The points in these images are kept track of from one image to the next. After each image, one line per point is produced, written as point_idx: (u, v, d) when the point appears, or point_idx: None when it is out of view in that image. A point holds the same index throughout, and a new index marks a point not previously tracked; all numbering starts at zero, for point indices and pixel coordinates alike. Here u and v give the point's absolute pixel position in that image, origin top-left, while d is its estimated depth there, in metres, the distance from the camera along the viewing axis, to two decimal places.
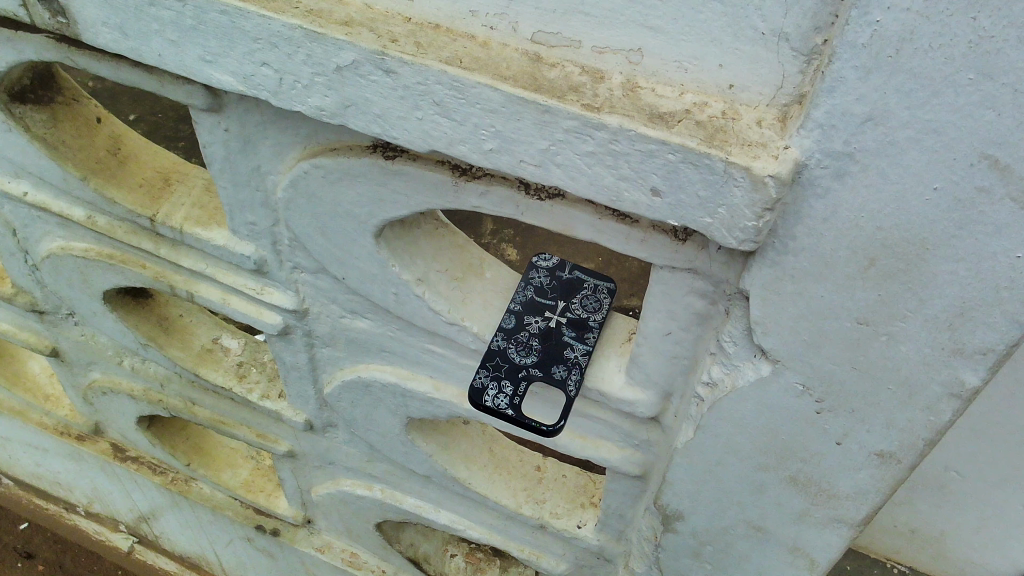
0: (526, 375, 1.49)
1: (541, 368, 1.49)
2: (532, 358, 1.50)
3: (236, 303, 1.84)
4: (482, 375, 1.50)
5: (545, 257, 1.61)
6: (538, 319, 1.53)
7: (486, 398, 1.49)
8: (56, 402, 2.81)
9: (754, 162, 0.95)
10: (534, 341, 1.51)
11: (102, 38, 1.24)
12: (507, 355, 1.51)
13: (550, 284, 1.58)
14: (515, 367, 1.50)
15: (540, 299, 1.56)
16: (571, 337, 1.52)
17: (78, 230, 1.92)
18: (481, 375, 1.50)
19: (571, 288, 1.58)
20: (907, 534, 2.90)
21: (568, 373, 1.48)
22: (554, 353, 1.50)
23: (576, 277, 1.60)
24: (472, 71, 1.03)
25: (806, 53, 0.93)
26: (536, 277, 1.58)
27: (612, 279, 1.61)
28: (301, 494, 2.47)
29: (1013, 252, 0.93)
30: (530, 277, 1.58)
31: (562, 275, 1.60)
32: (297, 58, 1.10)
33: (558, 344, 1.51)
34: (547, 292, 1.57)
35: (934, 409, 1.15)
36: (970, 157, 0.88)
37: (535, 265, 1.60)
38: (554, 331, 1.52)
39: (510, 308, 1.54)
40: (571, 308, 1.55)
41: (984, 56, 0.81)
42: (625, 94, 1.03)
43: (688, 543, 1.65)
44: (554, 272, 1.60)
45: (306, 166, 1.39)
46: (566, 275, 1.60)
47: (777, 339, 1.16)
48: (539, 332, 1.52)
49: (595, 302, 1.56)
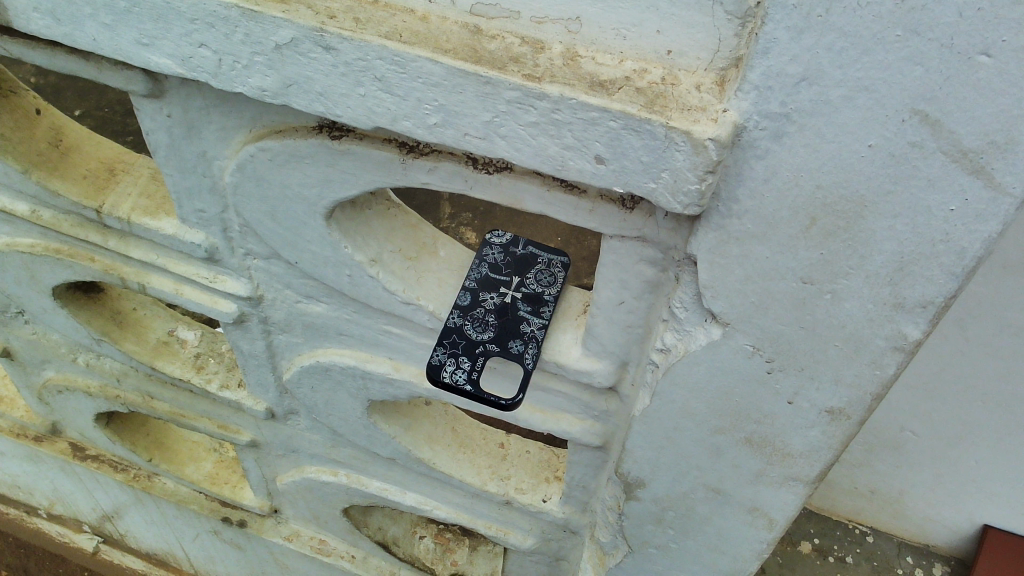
0: (483, 351, 1.49)
1: (497, 344, 1.50)
2: (488, 334, 1.50)
3: (189, 292, 1.82)
4: (440, 352, 1.50)
5: (499, 233, 1.61)
6: (493, 295, 1.54)
7: (444, 374, 1.49)
8: (10, 403, 2.74)
9: (694, 126, 0.96)
10: (490, 317, 1.52)
11: (33, 24, 1.22)
12: (463, 331, 1.51)
13: (504, 260, 1.58)
14: (472, 344, 1.50)
15: (495, 276, 1.56)
16: (527, 311, 1.53)
17: (23, 225, 1.88)
18: (438, 352, 1.51)
19: (525, 263, 1.58)
20: (867, 494, 2.97)
21: (524, 347, 1.49)
22: (511, 328, 1.51)
23: (530, 252, 1.60)
24: (412, 45, 1.03)
25: (740, 16, 0.94)
26: (490, 254, 1.58)
27: (566, 253, 1.61)
28: (267, 483, 2.46)
29: (946, 205, 0.96)
30: (484, 254, 1.58)
31: (516, 250, 1.60)
32: (235, 38, 1.09)
33: (514, 319, 1.52)
34: (501, 268, 1.57)
35: (879, 364, 1.18)
36: (901, 114, 0.90)
37: (488, 242, 1.60)
38: (510, 306, 1.53)
39: (465, 285, 1.54)
40: (526, 282, 1.56)
41: (910, 12, 0.82)
42: (565, 63, 1.03)
43: (650, 509, 1.68)
44: (509, 248, 1.60)
45: (252, 150, 1.37)
46: (520, 250, 1.60)
47: (725, 302, 1.18)
48: (494, 308, 1.52)
49: (549, 276, 1.57)
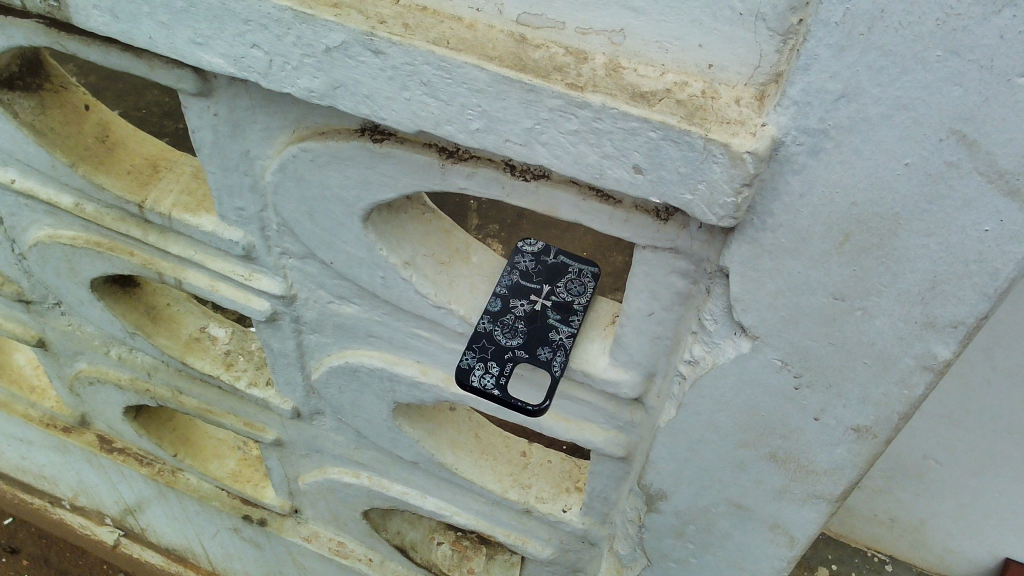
0: (512, 357, 1.50)
1: (526, 350, 1.51)
2: (518, 340, 1.52)
3: (224, 289, 1.85)
4: (469, 356, 1.51)
5: (531, 243, 1.64)
6: (524, 302, 1.56)
7: (473, 378, 1.50)
8: (41, 394, 2.80)
9: (733, 138, 0.98)
10: (520, 323, 1.53)
11: (93, 21, 1.26)
12: (493, 337, 1.52)
13: (535, 269, 1.61)
14: (501, 349, 1.51)
15: (526, 283, 1.59)
16: (556, 319, 1.55)
17: (66, 218, 1.93)
18: (468, 357, 1.51)
19: (556, 273, 1.61)
20: (887, 523, 2.95)
21: (553, 355, 1.50)
22: (540, 335, 1.53)
23: (561, 261, 1.63)
24: (459, 52, 1.06)
25: (782, 32, 0.96)
26: (522, 262, 1.61)
27: (596, 264, 1.65)
28: (289, 483, 2.48)
29: (981, 225, 0.97)
30: (516, 262, 1.61)
31: (547, 259, 1.63)
32: (288, 40, 1.12)
33: (543, 326, 1.54)
34: (532, 276, 1.60)
35: (907, 383, 1.19)
36: (939, 133, 0.91)
37: (520, 251, 1.63)
38: (540, 313, 1.55)
39: (496, 292, 1.57)
40: (557, 291, 1.58)
41: (952, 33, 0.84)
42: (608, 74, 1.06)
43: (671, 522, 1.68)
44: (540, 257, 1.63)
45: (295, 150, 1.41)
46: (551, 260, 1.63)
47: (755, 316, 1.19)
48: (524, 315, 1.54)
49: (580, 286, 1.60)
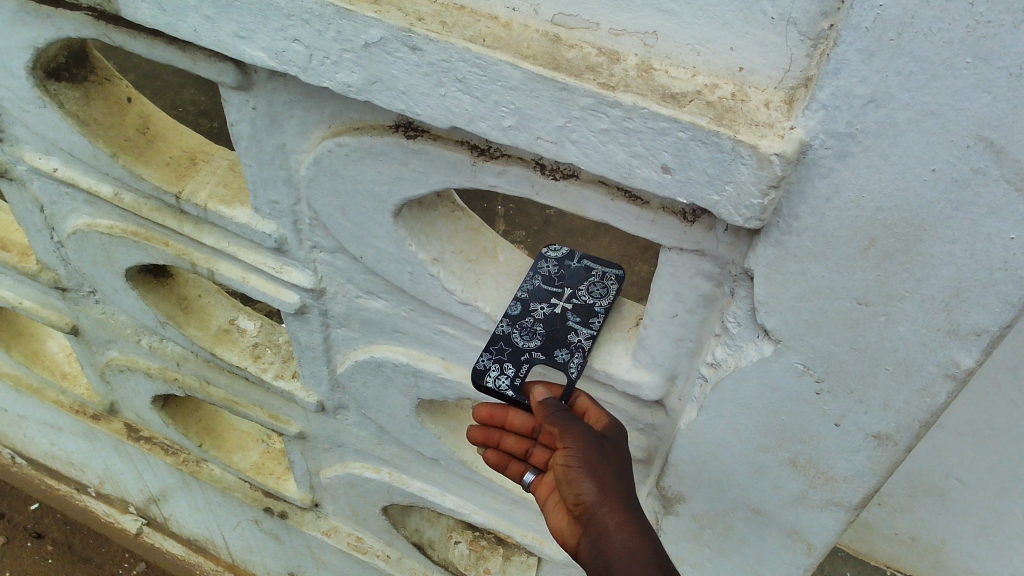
0: (528, 359, 1.52)
1: (544, 352, 1.52)
2: (535, 342, 1.53)
3: (255, 281, 1.89)
4: (485, 357, 1.53)
5: (555, 247, 1.65)
6: (543, 306, 1.56)
7: (488, 378, 1.52)
8: (73, 380, 2.86)
9: (761, 141, 1.00)
10: (538, 326, 1.54)
11: (141, 13, 1.30)
12: (510, 338, 1.54)
13: (558, 273, 1.60)
14: (518, 350, 1.53)
15: (547, 287, 1.59)
16: (576, 322, 1.55)
17: (105, 207, 1.97)
18: (484, 358, 1.53)
19: (579, 277, 1.60)
20: (908, 542, 2.92)
21: (570, 356, 1.50)
22: (558, 337, 1.53)
23: (584, 265, 1.63)
24: (494, 50, 1.08)
25: (813, 37, 0.97)
26: (544, 267, 1.61)
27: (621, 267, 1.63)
28: (310, 477, 2.51)
29: (1007, 233, 0.97)
30: (538, 267, 1.61)
31: (570, 263, 1.63)
32: (328, 35, 1.16)
33: (562, 329, 1.54)
34: (554, 280, 1.60)
35: (929, 391, 1.19)
36: (967, 140, 0.92)
37: (544, 257, 1.63)
38: (559, 316, 1.55)
39: (516, 295, 1.57)
40: (579, 295, 1.58)
41: (981, 40, 0.85)
42: (639, 75, 1.08)
43: (689, 526, 1.69)
44: (563, 261, 1.63)
45: (330, 145, 1.44)
46: (575, 264, 1.63)
47: (779, 319, 1.21)
48: (543, 318, 1.55)
49: (603, 289, 1.59)
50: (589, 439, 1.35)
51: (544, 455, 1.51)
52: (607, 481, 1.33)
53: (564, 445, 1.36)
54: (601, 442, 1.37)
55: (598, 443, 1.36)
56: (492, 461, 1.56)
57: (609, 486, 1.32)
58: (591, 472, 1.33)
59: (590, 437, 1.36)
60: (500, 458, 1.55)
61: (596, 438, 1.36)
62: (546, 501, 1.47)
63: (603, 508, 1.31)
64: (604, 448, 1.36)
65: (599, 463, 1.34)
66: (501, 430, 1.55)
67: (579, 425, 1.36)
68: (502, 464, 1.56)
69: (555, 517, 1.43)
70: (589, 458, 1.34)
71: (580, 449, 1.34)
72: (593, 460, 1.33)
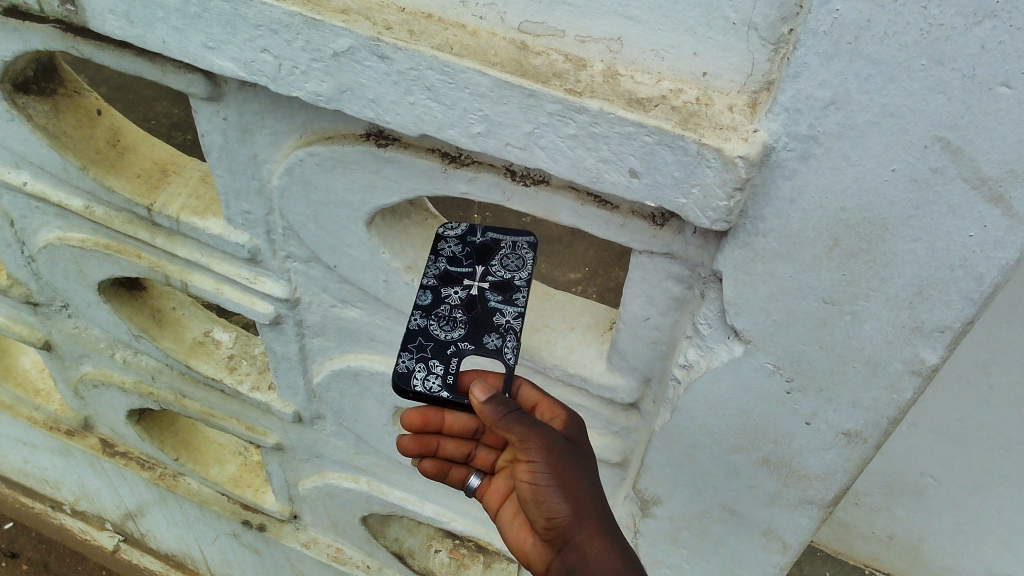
0: (456, 351, 1.39)
1: (471, 340, 1.39)
2: (459, 332, 1.40)
3: (229, 292, 1.89)
4: (407, 359, 1.39)
5: (453, 225, 1.50)
6: (458, 290, 1.44)
7: (415, 382, 1.37)
8: (46, 397, 2.83)
9: (725, 143, 1.01)
10: (458, 313, 1.42)
11: (109, 25, 1.30)
12: (430, 333, 1.41)
13: (462, 251, 1.47)
14: (442, 344, 1.39)
15: (456, 269, 1.46)
16: (498, 301, 1.42)
17: (75, 220, 1.96)
18: (405, 359, 1.39)
19: (487, 251, 1.47)
20: (885, 540, 2.95)
21: (502, 340, 1.38)
22: (483, 322, 1.40)
23: (491, 238, 1.49)
24: (462, 57, 1.09)
25: (774, 42, 0.99)
26: (446, 247, 1.48)
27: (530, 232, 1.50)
28: (288, 488, 2.50)
29: (966, 231, 0.99)
30: (439, 249, 1.48)
31: (474, 239, 1.49)
32: (297, 45, 1.16)
33: (485, 311, 1.41)
34: (461, 259, 1.46)
35: (896, 388, 1.21)
36: (925, 140, 0.94)
37: (443, 235, 1.50)
38: (478, 298, 1.42)
39: (425, 284, 1.45)
40: (492, 270, 1.45)
41: (935, 43, 0.87)
42: (605, 80, 1.09)
43: (666, 528, 1.71)
44: (465, 238, 1.49)
45: (302, 154, 1.44)
46: (479, 239, 1.49)
47: (748, 319, 1.22)
48: (461, 303, 1.42)
49: (517, 259, 1.46)
50: (552, 449, 1.25)
51: (488, 456, 1.48)
52: (578, 494, 1.24)
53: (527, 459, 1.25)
54: (564, 449, 1.28)
55: (562, 451, 1.27)
56: (429, 471, 1.52)
57: (581, 497, 1.24)
58: (561, 487, 1.23)
59: (552, 446, 1.26)
60: (439, 466, 1.51)
61: (563, 449, 1.27)
62: (502, 511, 1.41)
63: (578, 523, 1.22)
64: (568, 456, 1.27)
65: (566, 473, 1.25)
66: (437, 435, 1.50)
67: (544, 436, 1.26)
68: (441, 471, 1.52)
69: (516, 530, 1.36)
70: (555, 469, 1.24)
71: (549, 465, 1.24)
72: (563, 475, 1.24)
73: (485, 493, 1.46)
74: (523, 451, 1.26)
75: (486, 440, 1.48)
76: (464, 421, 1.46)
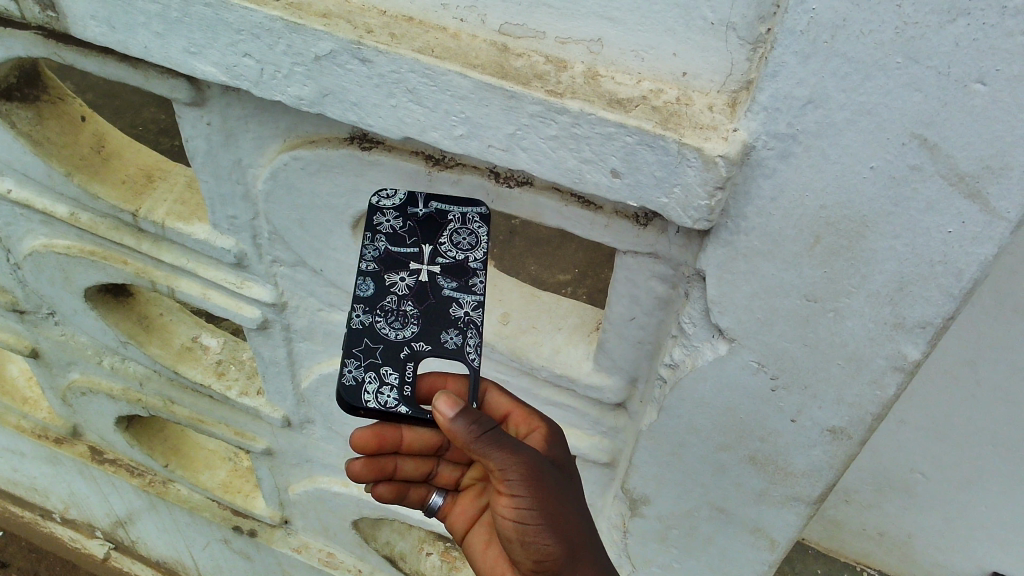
0: (410, 354, 1.29)
1: (427, 341, 1.29)
2: (412, 331, 1.29)
3: (216, 297, 1.88)
4: (355, 368, 1.28)
5: (388, 193, 1.35)
6: (405, 277, 1.31)
7: (367, 395, 1.27)
8: (34, 405, 2.81)
9: (705, 143, 1.02)
10: (408, 306, 1.30)
11: (90, 31, 1.29)
12: (378, 333, 1.29)
13: (403, 226, 1.33)
14: (394, 347, 1.29)
15: (398, 249, 1.32)
16: (453, 289, 1.31)
17: (61, 227, 1.95)
18: (353, 368, 1.28)
19: (433, 224, 1.33)
20: (875, 537, 2.97)
21: (463, 339, 1.29)
22: (438, 317, 1.30)
23: (436, 209, 1.34)
24: (443, 60, 1.10)
25: (752, 41, 1.00)
26: (384, 221, 1.33)
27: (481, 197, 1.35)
28: (278, 493, 2.50)
29: (945, 227, 1.00)
30: (376, 223, 1.34)
31: (416, 210, 1.34)
32: (278, 49, 1.16)
33: (439, 303, 1.30)
34: (403, 237, 1.33)
35: (880, 384, 1.22)
36: (902, 137, 0.95)
37: (378, 206, 1.34)
38: (428, 286, 1.31)
39: (365, 271, 1.31)
40: (440, 249, 1.32)
41: (910, 41, 0.88)
42: (586, 82, 1.10)
43: (654, 527, 1.71)
44: (405, 209, 1.34)
45: (286, 158, 1.44)
46: (421, 210, 1.34)
47: (732, 318, 1.23)
48: (409, 292, 1.31)
49: (468, 235, 1.33)
50: (538, 479, 1.18)
51: (451, 474, 1.48)
52: (567, 527, 1.20)
53: (510, 492, 1.17)
54: (547, 474, 1.20)
55: (545, 478, 1.20)
56: (386, 493, 1.48)
57: (571, 534, 1.20)
58: (551, 522, 1.19)
59: (536, 473, 1.18)
60: (398, 487, 1.48)
61: (547, 476, 1.20)
62: (470, 536, 1.43)
63: (570, 565, 1.20)
64: (551, 481, 1.20)
65: (553, 509, 1.19)
66: (393, 456, 1.45)
67: (529, 462, 1.18)
68: (399, 492, 1.50)
69: (489, 559, 1.38)
70: (542, 505, 1.18)
71: (537, 497, 1.18)
72: (551, 507, 1.19)
73: (448, 513, 1.47)
74: (505, 481, 1.17)
75: (449, 458, 1.47)
76: (423, 441, 1.43)
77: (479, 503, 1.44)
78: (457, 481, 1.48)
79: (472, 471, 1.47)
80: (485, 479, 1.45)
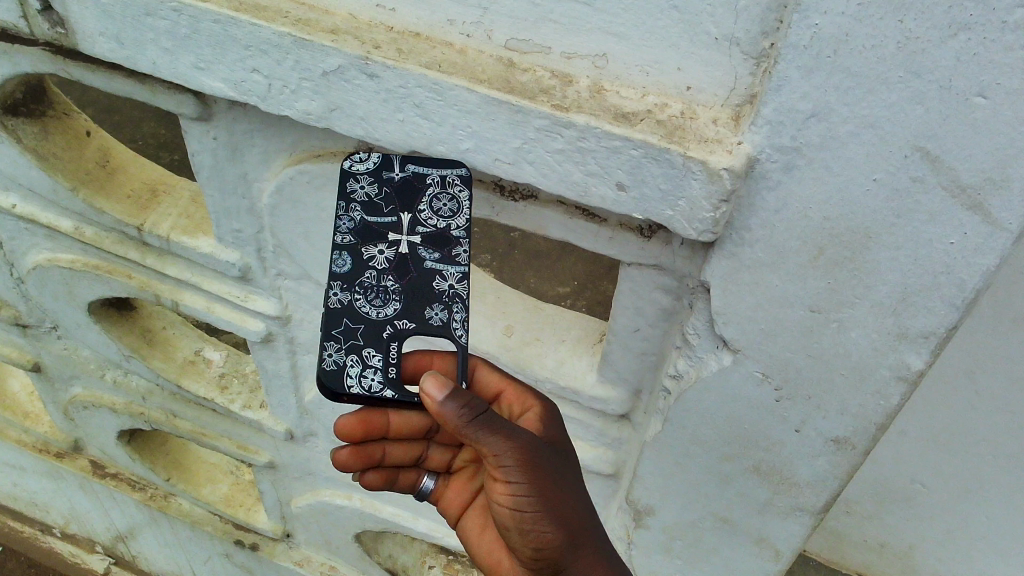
0: (394, 333, 1.24)
1: (411, 317, 1.24)
2: (394, 308, 1.24)
3: (220, 310, 1.89)
4: (335, 353, 1.22)
5: (361, 157, 1.27)
6: (384, 249, 1.25)
7: (350, 380, 1.21)
8: (35, 419, 2.81)
9: (710, 156, 1.03)
10: (388, 282, 1.25)
11: (99, 47, 1.31)
12: (358, 311, 1.23)
13: (379, 193, 1.26)
14: (376, 326, 1.24)
15: (375, 219, 1.26)
16: (436, 260, 1.26)
17: (65, 242, 1.96)
18: (333, 353, 1.22)
19: (410, 190, 1.26)
20: (876, 548, 2.97)
21: (449, 313, 1.25)
22: (422, 291, 1.25)
23: (413, 173, 1.26)
24: (450, 75, 1.11)
25: (756, 56, 1.01)
26: (358, 188, 1.26)
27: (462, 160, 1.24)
28: (281, 507, 2.50)
29: (948, 238, 1.01)
30: (350, 190, 1.26)
31: (392, 176, 1.26)
32: (287, 64, 1.18)
33: (422, 276, 1.25)
34: (380, 206, 1.26)
35: (883, 394, 1.23)
36: (904, 150, 0.96)
37: (351, 173, 1.27)
38: (409, 259, 1.25)
39: (340, 244, 1.25)
40: (419, 218, 1.26)
41: (912, 55, 0.89)
42: (591, 96, 1.11)
43: (659, 538, 1.72)
44: (380, 175, 1.27)
45: (292, 172, 1.46)
46: (397, 175, 1.26)
47: (736, 329, 1.24)
48: (389, 266, 1.25)
49: (450, 201, 1.25)
50: (534, 464, 1.17)
51: (442, 456, 1.47)
52: (564, 512, 1.21)
53: (507, 478, 1.17)
54: (544, 457, 1.20)
55: (542, 462, 1.19)
56: (375, 480, 1.46)
57: (569, 518, 1.21)
58: (549, 508, 1.19)
59: (533, 458, 1.18)
60: (386, 474, 1.47)
61: (544, 460, 1.19)
62: (464, 520, 1.45)
63: (568, 549, 1.21)
64: (547, 465, 1.20)
65: (551, 493, 1.19)
66: (380, 442, 1.43)
67: (526, 448, 1.17)
68: (388, 478, 1.48)
69: (485, 544, 1.40)
70: (540, 491, 1.18)
71: (534, 484, 1.18)
72: (549, 493, 1.19)
73: (440, 497, 1.47)
74: (500, 467, 1.16)
75: (440, 441, 1.46)
76: (412, 425, 1.40)
77: (473, 487, 1.45)
78: (448, 464, 1.47)
79: (464, 453, 1.47)
80: (477, 461, 1.45)
